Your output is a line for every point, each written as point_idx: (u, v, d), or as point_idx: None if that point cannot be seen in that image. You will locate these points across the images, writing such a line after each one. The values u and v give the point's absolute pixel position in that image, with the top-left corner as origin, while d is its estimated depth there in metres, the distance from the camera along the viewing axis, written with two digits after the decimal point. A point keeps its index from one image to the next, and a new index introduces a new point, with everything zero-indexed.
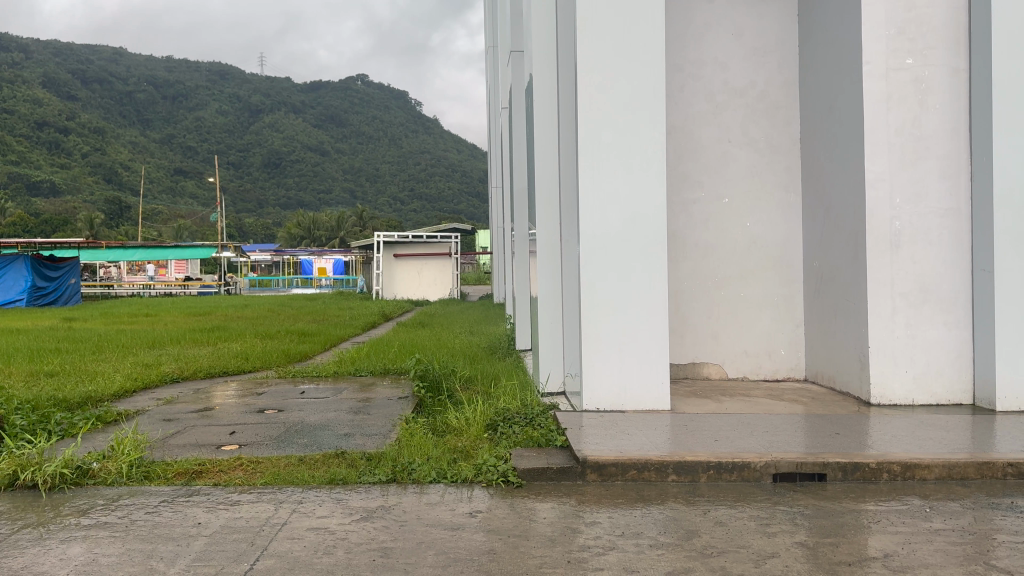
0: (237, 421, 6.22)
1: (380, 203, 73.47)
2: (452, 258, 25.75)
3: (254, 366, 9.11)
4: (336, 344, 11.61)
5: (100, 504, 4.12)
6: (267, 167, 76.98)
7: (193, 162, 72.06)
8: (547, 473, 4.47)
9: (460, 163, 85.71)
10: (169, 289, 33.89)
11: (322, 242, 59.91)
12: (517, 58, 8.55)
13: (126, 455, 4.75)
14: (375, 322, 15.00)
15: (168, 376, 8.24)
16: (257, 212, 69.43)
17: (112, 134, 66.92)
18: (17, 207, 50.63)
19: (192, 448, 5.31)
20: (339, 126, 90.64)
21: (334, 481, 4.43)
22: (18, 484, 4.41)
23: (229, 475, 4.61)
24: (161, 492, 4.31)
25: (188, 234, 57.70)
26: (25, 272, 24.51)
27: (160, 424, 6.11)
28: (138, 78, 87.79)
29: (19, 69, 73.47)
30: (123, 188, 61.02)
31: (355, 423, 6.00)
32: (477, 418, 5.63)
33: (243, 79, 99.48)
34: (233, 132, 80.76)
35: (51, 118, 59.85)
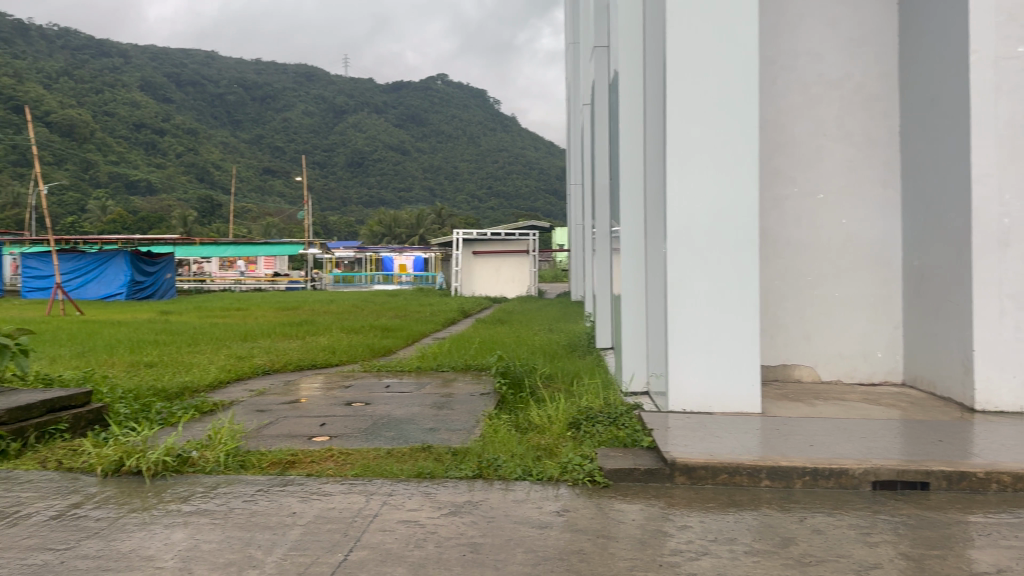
0: (326, 413, 6.37)
1: (459, 202, 74.41)
2: (530, 254, 25.68)
3: (341, 359, 9.35)
4: (418, 339, 11.81)
5: (200, 491, 4.26)
6: (350, 167, 78.86)
7: (280, 162, 74.26)
8: (635, 474, 4.39)
9: (538, 161, 85.85)
10: (258, 284, 35.02)
11: (402, 239, 61.04)
12: (601, 53, 8.46)
13: (223, 444, 4.91)
14: (454, 318, 15.11)
15: (260, 368, 8.51)
16: (341, 210, 72.11)
17: (205, 135, 69.34)
18: (117, 205, 53.07)
19: (285, 438, 5.46)
20: (420, 124, 91.48)
21: (421, 475, 4.48)
22: (123, 470, 4.60)
23: (320, 466, 4.72)
24: (257, 481, 4.43)
25: (276, 231, 59.86)
26: (125, 267, 25.58)
27: (254, 414, 6.33)
28: (228, 81, 90.46)
29: (121, 73, 76.50)
30: (215, 187, 63.53)
31: (439, 417, 6.08)
32: (559, 415, 5.60)
33: (327, 79, 101.50)
34: (318, 132, 82.62)
35: (148, 120, 62.18)
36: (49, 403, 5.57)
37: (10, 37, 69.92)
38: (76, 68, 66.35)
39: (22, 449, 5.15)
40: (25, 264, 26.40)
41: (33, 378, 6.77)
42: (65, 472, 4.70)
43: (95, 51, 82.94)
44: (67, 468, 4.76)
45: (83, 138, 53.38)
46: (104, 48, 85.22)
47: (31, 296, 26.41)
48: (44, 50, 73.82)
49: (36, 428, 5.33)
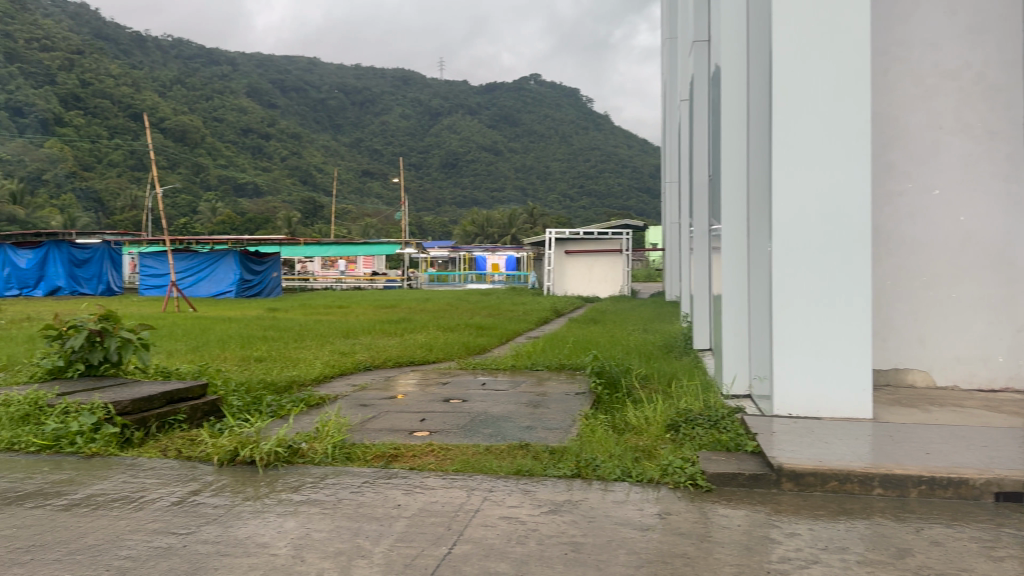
0: (425, 408, 6.50)
1: (551, 201, 74.63)
2: (623, 254, 25.45)
3: (437, 356, 9.52)
4: (512, 337, 11.91)
5: (309, 481, 4.44)
6: (444, 168, 80.16)
7: (378, 163, 76.24)
8: (739, 479, 4.30)
9: (631, 159, 84.85)
10: (357, 282, 36.01)
11: (495, 238, 61.70)
12: (700, 48, 8.32)
13: (331, 437, 5.10)
14: (547, 318, 15.11)
15: (362, 363, 8.77)
16: (436, 211, 73.73)
17: (307, 139, 71.80)
18: (227, 207, 55.67)
19: (388, 432, 5.61)
20: (512, 124, 91.59)
21: (521, 472, 4.51)
22: (238, 459, 4.83)
23: (422, 459, 4.81)
24: (362, 473, 4.58)
25: (374, 232, 61.58)
26: (234, 266, 26.81)
27: (358, 408, 6.52)
28: (329, 86, 93.42)
29: (230, 80, 80.04)
30: (317, 189, 65.68)
31: (535, 415, 6.11)
32: (658, 417, 5.54)
33: (423, 83, 103.29)
34: (415, 134, 84.07)
35: (254, 125, 64.90)
36: (169, 395, 5.90)
37: (129, 48, 74.40)
38: (188, 77, 69.90)
39: (144, 437, 5.48)
40: (144, 264, 27.99)
41: (152, 370, 7.18)
42: (185, 460, 4.96)
43: (205, 60, 86.97)
44: (185, 457, 5.02)
45: (195, 143, 56.19)
46: (213, 57, 89.22)
47: (149, 292, 28.01)
48: (160, 60, 78.08)
49: (157, 418, 5.67)
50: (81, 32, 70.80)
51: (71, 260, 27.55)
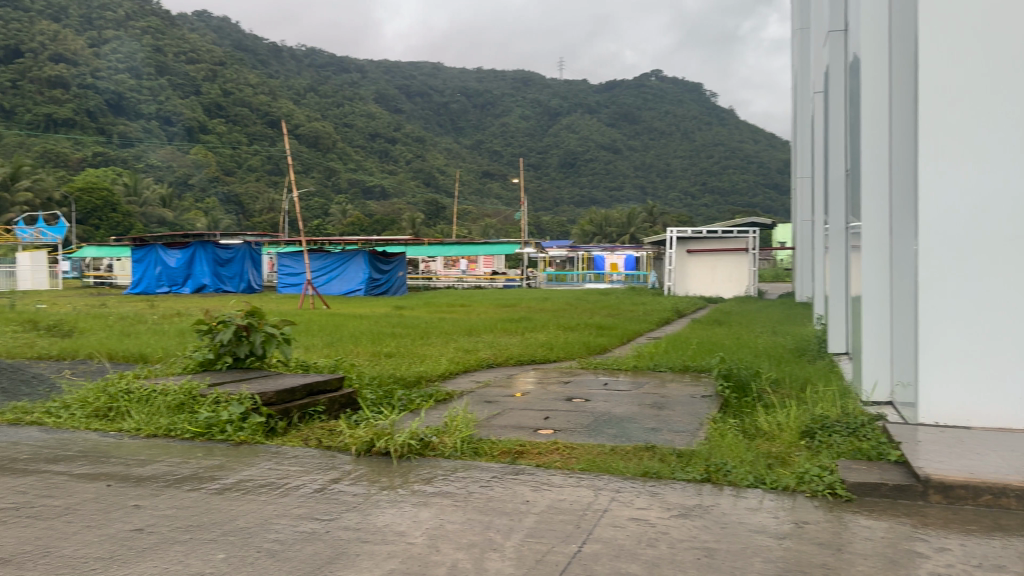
0: (549, 406, 6.55)
1: (671, 199, 73.41)
2: (749, 253, 24.68)
3: (559, 355, 9.57)
4: (633, 337, 11.80)
5: (441, 474, 4.57)
6: (563, 167, 80.32)
7: (498, 164, 77.48)
8: (882, 489, 4.10)
9: (757, 153, 81.99)
10: (479, 282, 36.61)
11: (613, 238, 61.43)
12: (836, 39, 7.99)
13: (460, 432, 5.23)
14: (669, 318, 14.89)
15: (485, 361, 8.92)
16: (553, 210, 74.13)
17: (431, 142, 73.74)
18: (356, 209, 57.89)
19: (514, 429, 5.68)
20: (633, 121, 90.52)
21: (648, 474, 4.47)
22: (373, 450, 5.04)
23: (547, 458, 4.85)
24: (490, 468, 4.68)
25: (494, 231, 62.40)
26: (363, 266, 27.85)
27: (484, 404, 6.64)
28: (451, 91, 95.74)
29: (358, 86, 83.40)
30: (439, 190, 67.20)
31: (660, 417, 6.03)
32: (792, 423, 5.35)
33: (543, 83, 103.74)
34: (534, 134, 84.76)
35: (382, 130, 67.33)
36: (309, 387, 6.23)
37: (267, 58, 78.84)
38: (320, 84, 73.34)
39: (287, 426, 5.81)
40: (282, 263, 29.51)
41: (293, 363, 7.59)
42: (325, 449, 5.22)
43: (336, 67, 90.85)
44: (326, 446, 5.27)
45: (327, 148, 58.99)
46: (344, 64, 93.13)
47: (286, 290, 29.54)
48: (295, 68, 82.29)
49: (299, 409, 5.99)
50: (224, 45, 75.74)
51: (216, 260, 29.44)
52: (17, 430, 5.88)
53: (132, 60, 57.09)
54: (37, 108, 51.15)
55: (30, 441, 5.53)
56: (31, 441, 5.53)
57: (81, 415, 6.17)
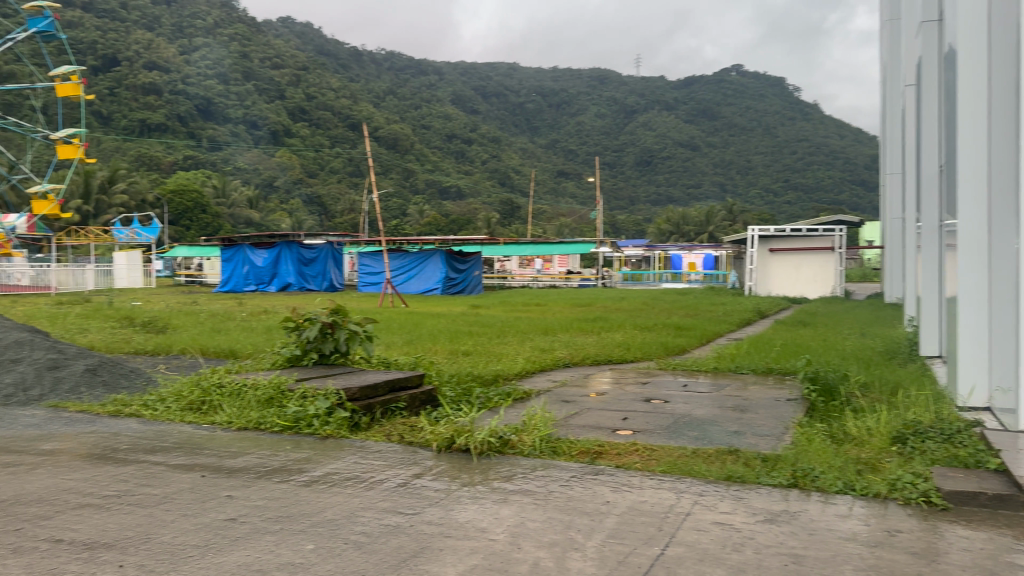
0: (627, 407, 6.51)
1: (752, 197, 71.69)
2: (835, 252, 23.93)
3: (637, 356, 9.48)
4: (713, 338, 11.59)
5: (520, 472, 4.60)
6: (640, 166, 79.48)
7: (574, 164, 77.32)
8: (980, 498, 3.92)
9: (843, 148, 79.00)
10: (554, 281, 36.54)
11: (691, 237, 60.65)
12: (930, 29, 7.68)
13: (538, 431, 5.24)
14: (749, 319, 14.56)
15: (562, 360, 8.91)
16: (629, 209, 73.49)
17: (506, 142, 74.20)
18: (432, 209, 58.60)
19: (592, 429, 5.66)
20: (712, 117, 88.68)
21: (731, 478, 4.39)
22: (454, 447, 5.11)
23: (627, 459, 4.82)
24: (569, 467, 4.67)
25: (569, 230, 62.14)
26: (441, 265, 28.26)
27: (561, 404, 6.64)
28: (527, 90, 96.19)
29: (436, 88, 84.52)
30: (515, 190, 67.33)
31: (743, 421, 5.91)
32: (883, 428, 5.17)
33: (620, 80, 102.87)
34: (610, 133, 84.26)
35: (458, 131, 68.29)
36: (391, 384, 6.37)
37: (347, 62, 80.77)
38: (398, 87, 74.66)
39: (370, 422, 5.95)
40: (362, 262, 30.14)
41: (374, 360, 7.75)
42: (407, 444, 5.31)
43: (414, 70, 92.42)
44: (407, 442, 5.37)
45: (405, 150, 60.12)
46: (422, 67, 94.63)
47: (366, 289, 30.16)
48: (374, 72, 83.98)
49: (381, 405, 6.13)
50: (307, 50, 77.92)
51: (300, 259, 30.26)
52: (118, 421, 6.19)
53: (220, 66, 59.82)
54: (133, 114, 53.72)
55: (130, 431, 5.81)
56: (131, 432, 5.82)
57: (177, 408, 6.45)
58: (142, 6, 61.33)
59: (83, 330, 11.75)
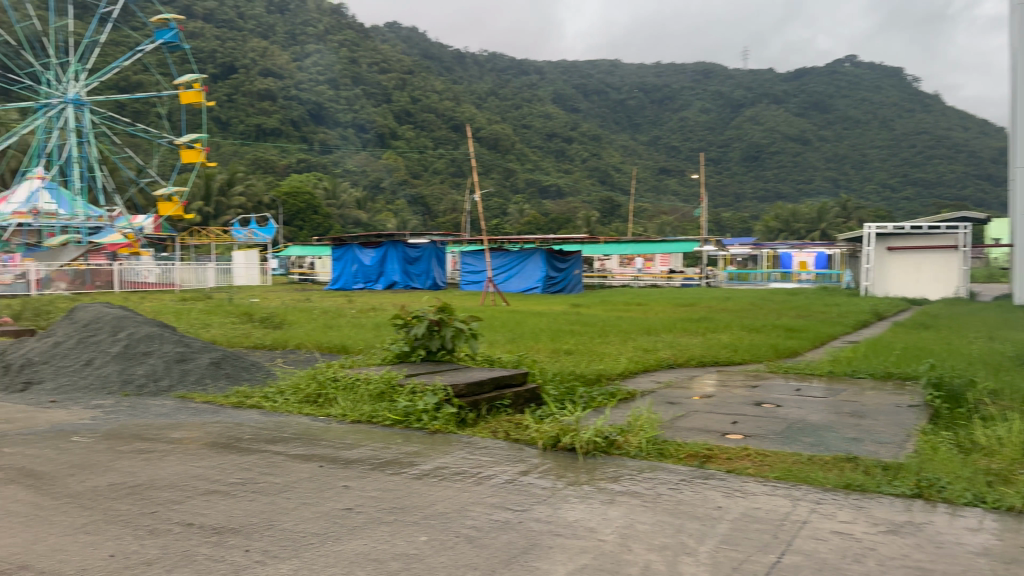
0: (736, 411, 6.34)
1: (866, 192, 68.51)
2: (958, 251, 22.63)
3: (745, 358, 9.23)
4: (827, 341, 11.15)
5: (628, 473, 4.57)
6: (746, 161, 77.33)
7: (677, 161, 76.11)
8: None
9: (968, 140, 74.31)
10: (655, 280, 36.07)
11: (801, 235, 58.77)
12: None
13: (644, 432, 5.19)
14: (866, 321, 13.92)
15: (666, 361, 8.78)
16: (734, 206, 71.61)
17: (607, 140, 73.92)
18: (532, 208, 58.82)
19: (700, 432, 5.57)
20: (823, 110, 85.39)
21: (850, 486, 4.22)
22: (560, 445, 5.13)
23: (738, 463, 4.72)
24: (678, 470, 4.61)
25: (671, 229, 61.07)
26: (541, 264, 28.42)
27: (668, 406, 6.54)
28: (629, 87, 95.61)
29: (536, 88, 85.21)
30: (615, 188, 66.32)
31: (861, 427, 5.67)
32: (1015, 439, 4.86)
33: (726, 74, 100.57)
34: (715, 128, 82.53)
35: (558, 130, 69.08)
36: (497, 381, 6.46)
37: (451, 64, 82.42)
38: (500, 88, 75.67)
39: (477, 418, 6.05)
40: (464, 261, 30.62)
41: (479, 357, 7.85)
42: (513, 442, 5.37)
43: (516, 70, 93.48)
44: (514, 438, 5.43)
45: (506, 149, 62.07)
46: (523, 67, 95.62)
47: (468, 288, 30.60)
48: (477, 73, 85.24)
49: (487, 401, 6.22)
50: (412, 54, 80.02)
51: (405, 258, 30.98)
52: (241, 412, 6.52)
53: (330, 73, 62.85)
54: (249, 120, 56.31)
55: (252, 422, 6.11)
56: (253, 422, 6.11)
57: (294, 400, 6.73)
58: (257, 15, 64.36)
59: (207, 325, 12.46)
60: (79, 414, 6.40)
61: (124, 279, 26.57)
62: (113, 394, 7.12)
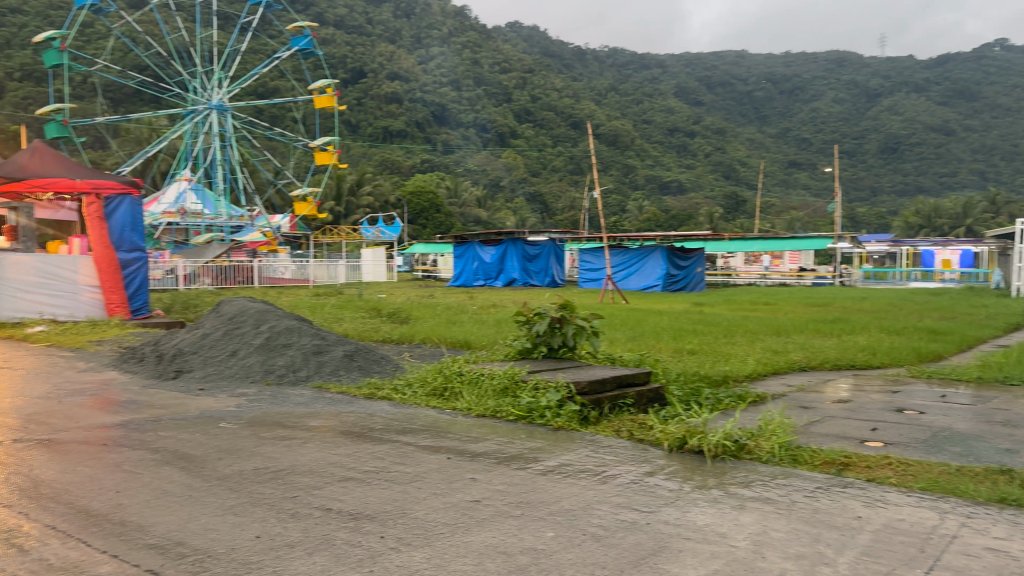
0: (875, 418, 6.04)
1: (1019, 185, 63.45)
2: None
3: (883, 362, 8.77)
4: (976, 345, 10.41)
5: (759, 479, 4.45)
6: (883, 153, 73.18)
7: (807, 153, 73.12)
8: None
9: None
10: (783, 278, 34.80)
11: (944, 231, 55.16)
12: None
13: (776, 437, 5.03)
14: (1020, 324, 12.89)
15: (797, 364, 8.48)
16: (870, 200, 68.03)
17: (732, 133, 71.97)
18: (653, 204, 57.97)
19: (836, 438, 5.33)
20: (970, 98, 79.78)
21: (1005, 501, 3.94)
22: (686, 448, 5.04)
23: (877, 472, 4.49)
24: (813, 478, 4.44)
25: (801, 225, 58.54)
26: (661, 261, 27.94)
27: (801, 411, 6.30)
28: (756, 78, 92.84)
29: (659, 82, 84.43)
30: (741, 183, 64.06)
31: (1017, 439, 5.26)
32: None
33: (861, 63, 95.77)
34: (849, 119, 78.67)
35: (681, 124, 68.47)
36: (620, 380, 6.41)
37: (571, 61, 82.75)
38: (621, 83, 75.30)
39: (599, 416, 6.03)
40: (583, 259, 30.54)
41: (601, 355, 7.81)
42: (637, 442, 5.32)
43: (638, 64, 92.84)
44: (638, 439, 5.38)
45: (625, 146, 61.94)
46: (646, 61, 94.84)
47: (587, 285, 30.54)
48: (598, 69, 84.97)
49: (610, 400, 6.18)
50: (534, 53, 80.85)
51: (524, 256, 31.21)
52: (372, 403, 6.77)
53: (453, 74, 64.91)
54: (376, 122, 58.32)
55: (382, 413, 6.34)
56: (384, 413, 6.34)
57: (422, 393, 6.92)
58: (385, 20, 66.52)
59: (338, 319, 13.01)
60: (225, 402, 6.83)
61: (263, 275, 28.12)
62: (256, 383, 7.58)
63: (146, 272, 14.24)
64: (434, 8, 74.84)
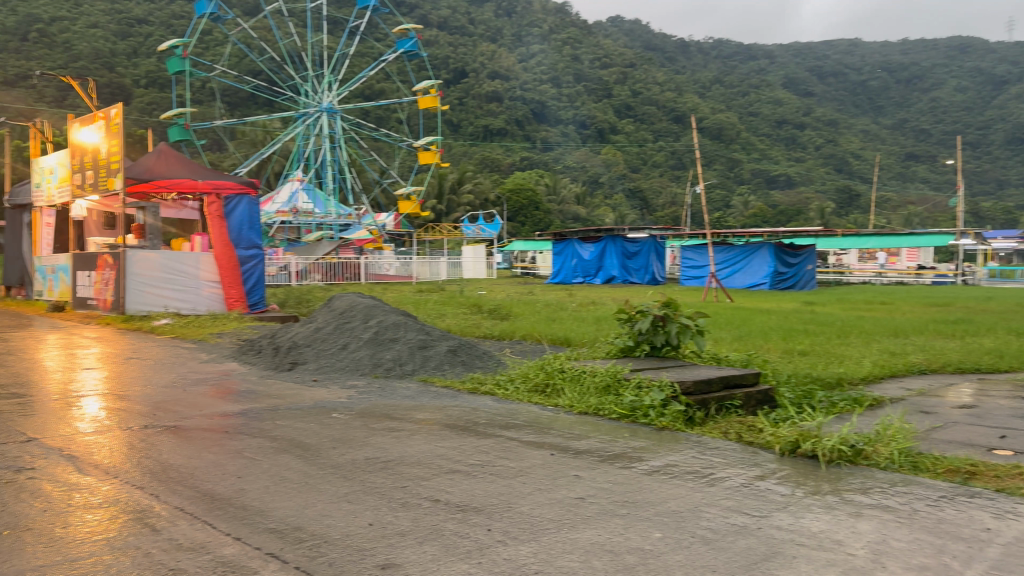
0: (1004, 425, 5.68)
1: None
2: None
3: (1011, 365, 8.26)
4: None
5: (876, 486, 4.28)
6: (1011, 144, 68.47)
7: (926, 145, 69.31)
8: None
9: None
10: (901, 276, 33.05)
11: None
12: None
13: (895, 443, 4.83)
14: None
15: (916, 366, 8.09)
16: (996, 194, 63.82)
17: (844, 125, 69.09)
18: (759, 200, 56.26)
19: (961, 445, 5.07)
20: None
21: None
22: (799, 452, 4.90)
23: (1008, 482, 4.24)
24: (936, 486, 4.24)
25: (919, 220, 55.45)
26: (768, 259, 27.16)
27: (921, 415, 6.01)
28: (871, 67, 88.96)
29: (765, 74, 82.24)
30: (854, 176, 61.24)
31: None
32: None
33: (986, 49, 90.19)
34: (973, 108, 74.14)
35: (789, 116, 66.36)
36: (726, 380, 6.28)
37: (674, 55, 81.61)
38: (724, 76, 73.72)
39: (705, 417, 5.94)
40: (684, 255, 30.01)
41: (706, 355, 7.68)
42: (746, 445, 5.21)
43: (744, 56, 90.76)
44: (747, 442, 5.26)
45: (731, 137, 61.55)
46: (752, 53, 92.60)
47: (689, 283, 29.92)
48: (702, 62, 83.42)
49: (716, 401, 6.08)
50: (636, 48, 80.19)
51: (624, 252, 30.84)
52: (476, 398, 6.89)
53: (553, 71, 65.36)
54: (477, 121, 59.17)
55: (486, 408, 6.44)
56: (487, 408, 6.44)
57: (524, 389, 7.00)
58: (487, 20, 67.39)
59: (442, 315, 13.29)
60: (337, 393, 7.10)
61: (369, 271, 29.01)
62: (366, 375, 7.86)
63: (263, 270, 14.88)
64: (534, 6, 75.41)
